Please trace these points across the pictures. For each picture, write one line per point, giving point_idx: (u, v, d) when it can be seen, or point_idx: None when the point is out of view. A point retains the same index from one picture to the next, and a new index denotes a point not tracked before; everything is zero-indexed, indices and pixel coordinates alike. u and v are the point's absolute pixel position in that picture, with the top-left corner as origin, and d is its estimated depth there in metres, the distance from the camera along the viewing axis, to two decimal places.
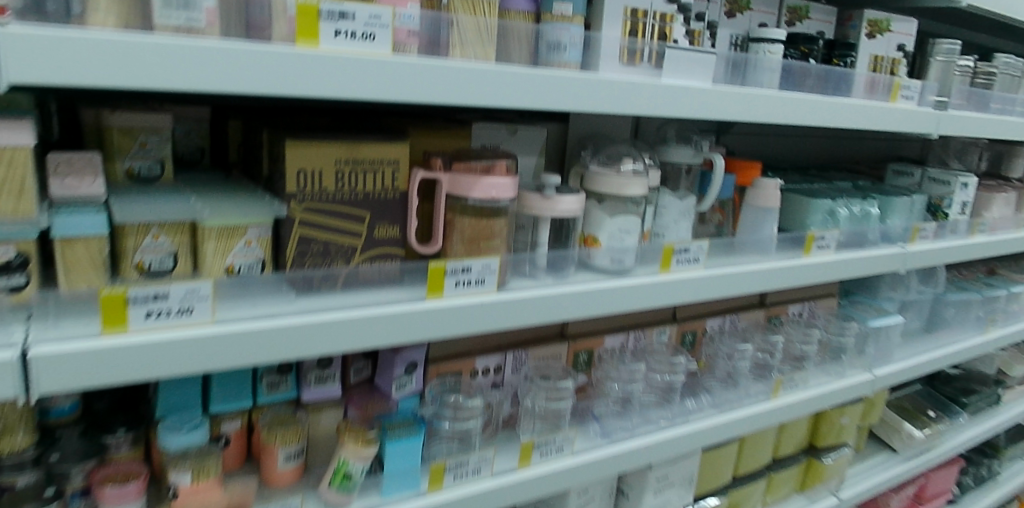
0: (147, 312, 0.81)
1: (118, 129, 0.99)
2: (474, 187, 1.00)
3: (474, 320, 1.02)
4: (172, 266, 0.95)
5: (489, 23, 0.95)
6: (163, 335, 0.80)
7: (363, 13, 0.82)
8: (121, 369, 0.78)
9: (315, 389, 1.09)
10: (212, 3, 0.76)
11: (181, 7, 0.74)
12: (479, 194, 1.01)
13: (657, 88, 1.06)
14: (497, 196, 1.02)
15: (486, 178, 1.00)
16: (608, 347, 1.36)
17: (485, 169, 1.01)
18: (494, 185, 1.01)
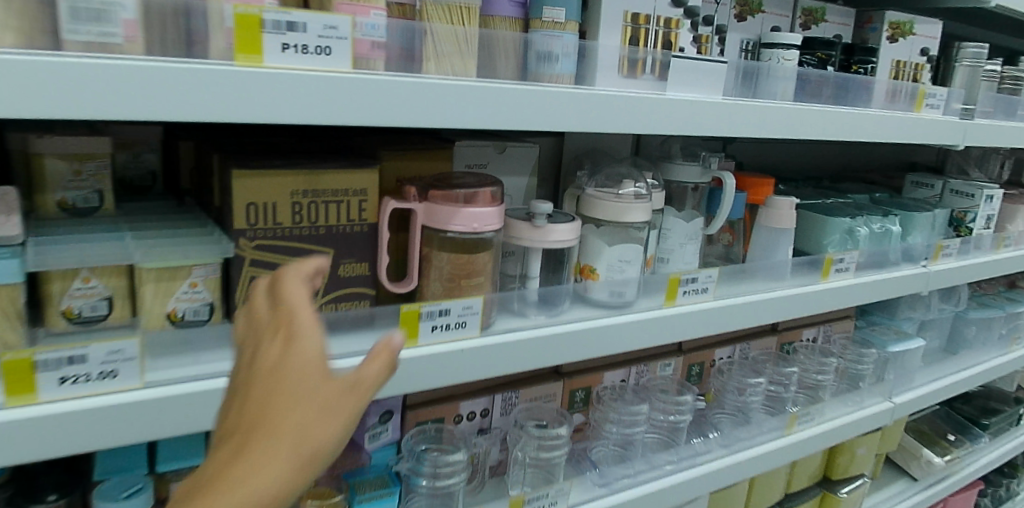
0: (61, 378, 0.69)
1: (50, 156, 0.87)
2: (453, 219, 0.88)
3: (453, 369, 0.90)
4: (107, 312, 0.83)
5: (469, 34, 0.83)
6: (81, 406, 0.70)
7: (316, 23, 0.69)
8: (30, 449, 0.68)
9: None
10: (132, 13, 0.64)
11: (92, 20, 0.62)
12: (458, 226, 0.89)
13: (661, 104, 0.94)
14: (479, 228, 0.90)
15: (465, 208, 0.88)
16: (606, 384, 1.23)
17: (465, 197, 0.89)
18: (475, 216, 0.89)
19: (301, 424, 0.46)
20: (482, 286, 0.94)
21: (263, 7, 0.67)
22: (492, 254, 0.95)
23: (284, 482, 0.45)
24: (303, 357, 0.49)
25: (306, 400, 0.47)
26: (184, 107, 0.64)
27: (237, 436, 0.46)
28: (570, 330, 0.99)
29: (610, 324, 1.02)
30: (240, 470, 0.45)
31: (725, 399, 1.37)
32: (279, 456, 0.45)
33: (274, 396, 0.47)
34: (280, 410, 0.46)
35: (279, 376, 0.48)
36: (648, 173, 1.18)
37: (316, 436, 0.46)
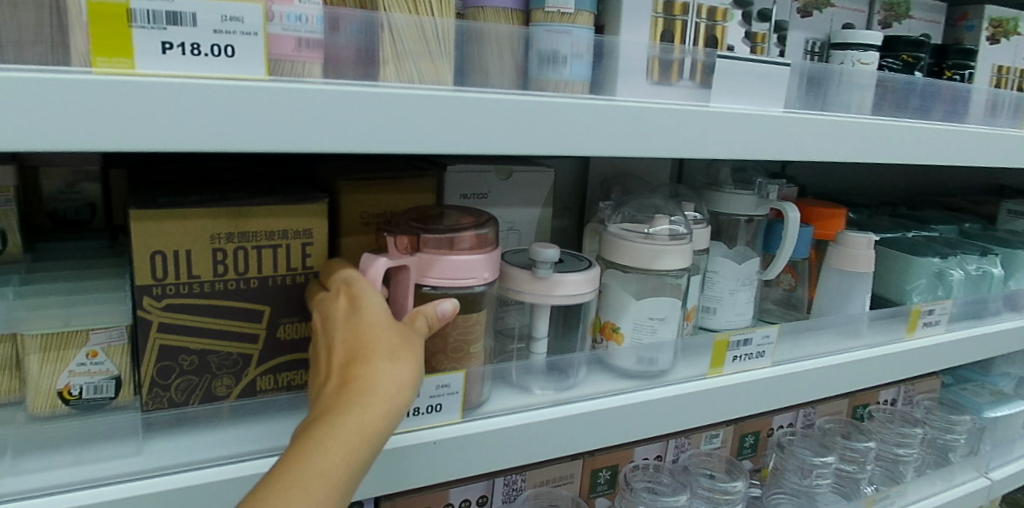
0: None
1: None
2: (456, 272, 0.68)
3: (423, 467, 0.69)
4: None
5: (443, 27, 0.62)
6: None
7: (207, 11, 0.49)
8: None
9: None
10: None
11: None
12: (464, 281, 0.68)
13: (701, 119, 0.71)
14: (486, 277, 0.70)
15: (468, 256, 0.68)
16: (635, 462, 1.01)
17: (461, 241, 0.68)
18: (480, 266, 0.69)
19: (393, 348, 0.55)
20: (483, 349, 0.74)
21: None
22: (491, 307, 0.75)
23: (391, 393, 0.52)
24: (375, 308, 0.58)
25: (386, 333, 0.56)
26: (3, 134, 0.45)
27: (335, 372, 0.54)
28: (582, 409, 0.77)
29: (635, 401, 0.80)
30: (352, 395, 0.51)
31: (785, 478, 1.12)
32: (381, 376, 0.52)
33: (359, 336, 0.55)
34: (367, 344, 0.54)
35: (357, 323, 0.56)
36: (687, 203, 0.95)
37: (404, 358, 0.55)
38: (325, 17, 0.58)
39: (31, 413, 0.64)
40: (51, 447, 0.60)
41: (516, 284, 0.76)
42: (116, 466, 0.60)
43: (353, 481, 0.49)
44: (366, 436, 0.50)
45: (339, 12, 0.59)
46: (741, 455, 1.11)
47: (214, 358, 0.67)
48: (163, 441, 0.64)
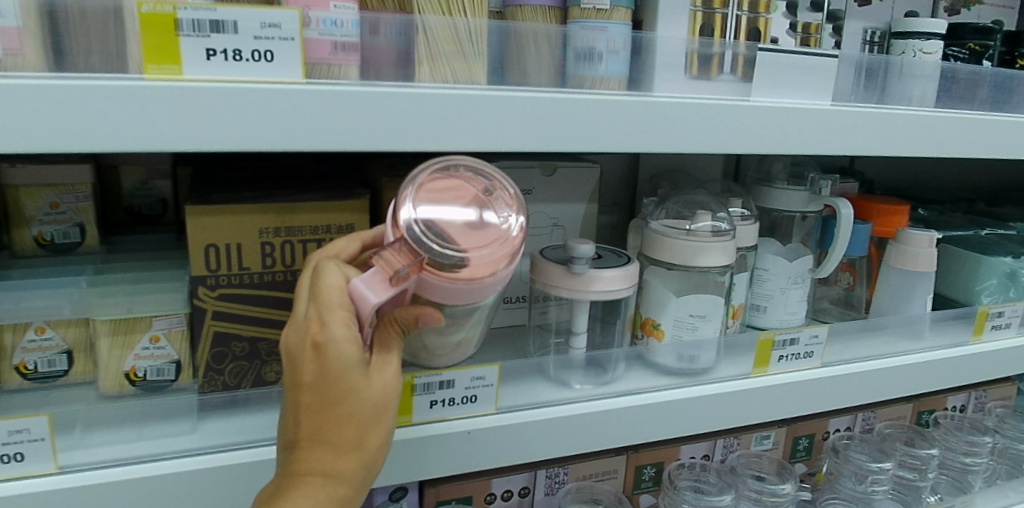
0: None
1: (22, 190, 0.70)
2: (463, 295, 0.57)
3: (454, 455, 0.70)
4: (68, 367, 0.68)
5: (477, 28, 0.63)
6: None
7: (248, 20, 0.52)
8: None
9: None
10: (14, 21, 0.50)
11: None
12: (471, 301, 0.58)
13: (742, 113, 0.70)
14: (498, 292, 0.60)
15: (480, 279, 0.57)
16: (681, 461, 0.99)
17: (474, 264, 0.56)
18: (493, 284, 0.58)
19: (362, 430, 0.54)
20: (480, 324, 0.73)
21: (179, 3, 0.51)
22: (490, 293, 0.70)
23: (357, 479, 0.55)
24: (352, 368, 0.53)
25: (359, 410, 0.54)
26: (73, 137, 0.49)
27: (304, 442, 0.54)
28: (619, 405, 0.77)
29: (673, 398, 0.79)
30: (322, 490, 0.53)
31: (841, 485, 1.09)
32: (348, 467, 0.54)
33: (329, 414, 0.53)
34: (337, 424, 0.53)
35: (329, 391, 0.53)
36: (734, 199, 0.93)
37: (375, 438, 0.55)
38: (365, 21, 0.60)
39: (102, 392, 0.68)
40: (114, 424, 0.65)
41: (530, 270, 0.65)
42: (171, 444, 0.65)
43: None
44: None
45: (378, 16, 0.61)
46: (794, 458, 1.08)
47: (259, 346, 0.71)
48: (216, 421, 0.68)
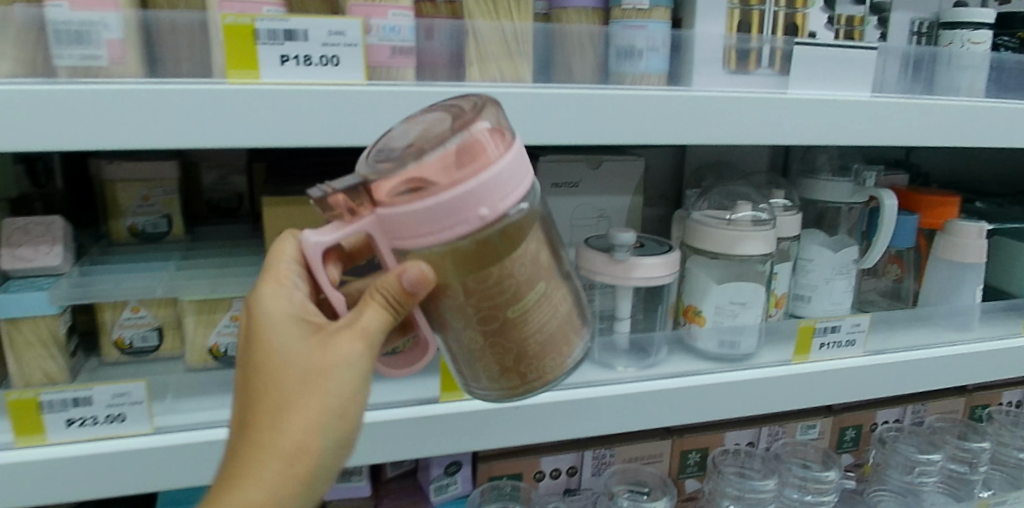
0: (69, 419, 0.59)
1: (118, 185, 0.72)
2: (440, 219, 0.48)
3: (503, 430, 0.74)
4: (160, 343, 0.70)
5: (522, 30, 0.68)
6: (88, 452, 0.58)
7: (317, 28, 0.58)
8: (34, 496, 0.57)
9: (338, 488, 0.81)
10: (119, 33, 0.54)
11: (74, 43, 0.53)
12: (458, 230, 0.48)
13: (781, 105, 0.73)
14: (500, 210, 0.49)
15: (446, 192, 0.48)
16: (726, 446, 0.98)
17: (433, 175, 0.49)
18: (478, 196, 0.48)
19: (287, 400, 0.49)
20: (568, 350, 0.57)
21: (257, 15, 0.56)
22: (550, 281, 0.55)
23: (280, 462, 0.48)
24: (272, 326, 0.51)
25: (279, 374, 0.50)
26: (170, 133, 0.55)
27: (240, 423, 0.50)
28: (662, 386, 0.79)
29: (716, 381, 0.81)
30: (236, 469, 0.47)
31: (888, 475, 1.10)
32: (269, 445, 0.48)
33: (252, 381, 0.50)
34: (259, 394, 0.50)
35: (252, 354, 0.51)
36: (776, 191, 0.95)
37: (300, 403, 0.49)
38: (421, 28, 0.66)
39: (189, 366, 0.70)
40: (202, 391, 0.67)
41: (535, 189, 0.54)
42: None
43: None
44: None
45: (432, 22, 0.66)
46: (841, 448, 1.08)
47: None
48: None
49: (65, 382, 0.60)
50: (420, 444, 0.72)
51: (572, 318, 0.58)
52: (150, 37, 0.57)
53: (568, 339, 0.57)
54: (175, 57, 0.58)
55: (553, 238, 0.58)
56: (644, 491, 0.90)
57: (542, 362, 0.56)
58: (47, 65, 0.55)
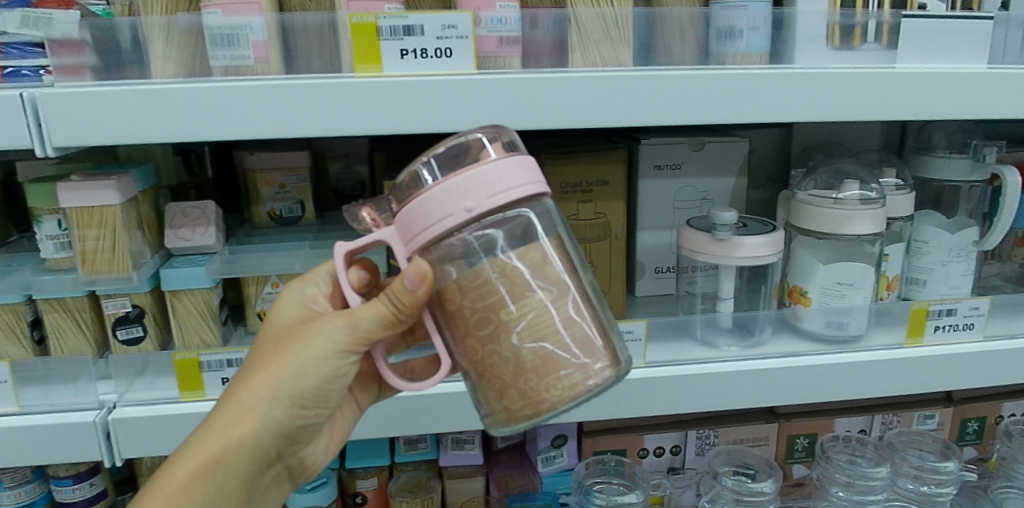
0: (224, 378, 0.65)
1: (259, 173, 0.80)
2: (426, 217, 0.48)
3: (608, 403, 0.76)
4: None
5: (623, 16, 0.70)
6: None
7: (432, 24, 0.62)
8: None
9: (453, 455, 0.88)
10: (262, 35, 0.61)
11: (226, 45, 0.61)
12: (443, 225, 0.47)
13: (889, 79, 0.71)
14: (484, 209, 0.47)
15: (435, 187, 0.47)
16: (836, 433, 0.95)
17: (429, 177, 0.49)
18: (462, 191, 0.47)
19: (263, 359, 0.56)
20: (583, 377, 0.50)
21: (379, 13, 0.61)
22: (556, 291, 0.50)
23: (236, 406, 0.54)
24: (277, 305, 0.59)
25: (268, 341, 0.57)
26: (307, 123, 0.60)
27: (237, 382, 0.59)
28: (766, 365, 0.79)
29: (824, 362, 0.80)
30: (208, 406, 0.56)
31: (1016, 471, 1.01)
32: (234, 393, 0.55)
33: (251, 347, 0.59)
34: (249, 355, 0.58)
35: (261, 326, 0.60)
36: (887, 170, 0.93)
37: (270, 360, 0.55)
38: (526, 18, 0.70)
39: None
40: None
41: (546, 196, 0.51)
42: None
43: (223, 488, 0.55)
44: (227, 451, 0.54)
45: (537, 12, 0.70)
46: (963, 441, 1.02)
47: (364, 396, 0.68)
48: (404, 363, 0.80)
49: (219, 347, 0.67)
50: None
51: (595, 348, 0.51)
52: (286, 37, 0.63)
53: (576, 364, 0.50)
54: (309, 54, 0.64)
55: (578, 268, 0.54)
56: (749, 474, 0.90)
57: (540, 380, 0.50)
58: (202, 65, 0.63)
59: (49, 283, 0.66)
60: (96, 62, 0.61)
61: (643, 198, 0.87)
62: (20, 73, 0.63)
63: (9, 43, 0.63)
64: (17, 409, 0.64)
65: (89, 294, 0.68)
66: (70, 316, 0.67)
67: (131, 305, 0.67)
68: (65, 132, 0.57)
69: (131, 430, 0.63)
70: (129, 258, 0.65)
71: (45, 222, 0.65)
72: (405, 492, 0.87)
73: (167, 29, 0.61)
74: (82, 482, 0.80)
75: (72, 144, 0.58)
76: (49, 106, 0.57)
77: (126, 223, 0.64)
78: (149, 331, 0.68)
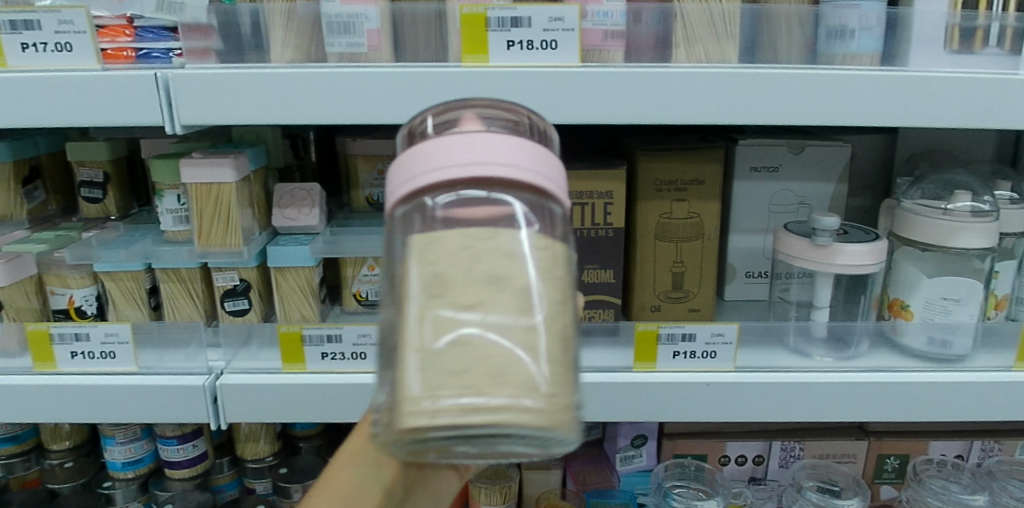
0: (323, 353, 0.68)
1: (360, 159, 0.83)
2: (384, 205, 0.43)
3: (693, 405, 0.75)
4: None
5: (730, 11, 0.69)
6: (334, 380, 0.66)
7: (540, 16, 0.63)
8: (288, 417, 0.67)
9: None
10: (377, 23, 0.63)
11: (342, 33, 0.63)
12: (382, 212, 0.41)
13: (1014, 85, 0.67)
14: (404, 187, 0.39)
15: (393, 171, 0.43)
16: (930, 456, 0.90)
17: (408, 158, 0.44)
18: (394, 177, 0.40)
19: None
20: (444, 410, 0.31)
21: (489, 4, 0.62)
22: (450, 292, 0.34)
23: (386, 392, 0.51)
24: None
25: None
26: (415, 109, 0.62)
27: None
28: (863, 378, 0.76)
29: (924, 380, 0.76)
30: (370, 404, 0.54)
31: None
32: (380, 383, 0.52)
33: None
34: None
35: None
36: (1002, 182, 0.88)
37: None
38: (630, 12, 0.69)
39: None
40: None
41: (490, 174, 0.37)
42: None
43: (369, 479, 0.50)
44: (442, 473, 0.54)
45: (642, 5, 0.69)
46: None
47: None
48: None
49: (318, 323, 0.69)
50: (611, 410, 0.74)
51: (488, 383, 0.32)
52: (397, 26, 0.65)
53: (456, 400, 0.31)
54: (418, 43, 0.66)
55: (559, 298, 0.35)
56: (835, 490, 0.86)
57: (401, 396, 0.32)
58: (317, 51, 0.65)
59: (168, 253, 0.70)
60: (222, 47, 0.64)
61: (738, 200, 0.85)
62: (152, 55, 0.67)
63: (145, 27, 0.69)
64: (136, 370, 0.68)
65: (201, 266, 0.72)
66: (183, 285, 0.72)
67: (239, 279, 0.71)
68: (191, 111, 0.61)
69: (235, 396, 0.66)
70: (241, 235, 0.68)
71: (166, 196, 0.70)
72: (482, 477, 0.88)
73: (287, 16, 0.64)
74: (186, 444, 0.87)
75: (196, 123, 0.61)
76: (178, 86, 0.60)
77: (240, 201, 0.68)
78: (254, 304, 0.72)
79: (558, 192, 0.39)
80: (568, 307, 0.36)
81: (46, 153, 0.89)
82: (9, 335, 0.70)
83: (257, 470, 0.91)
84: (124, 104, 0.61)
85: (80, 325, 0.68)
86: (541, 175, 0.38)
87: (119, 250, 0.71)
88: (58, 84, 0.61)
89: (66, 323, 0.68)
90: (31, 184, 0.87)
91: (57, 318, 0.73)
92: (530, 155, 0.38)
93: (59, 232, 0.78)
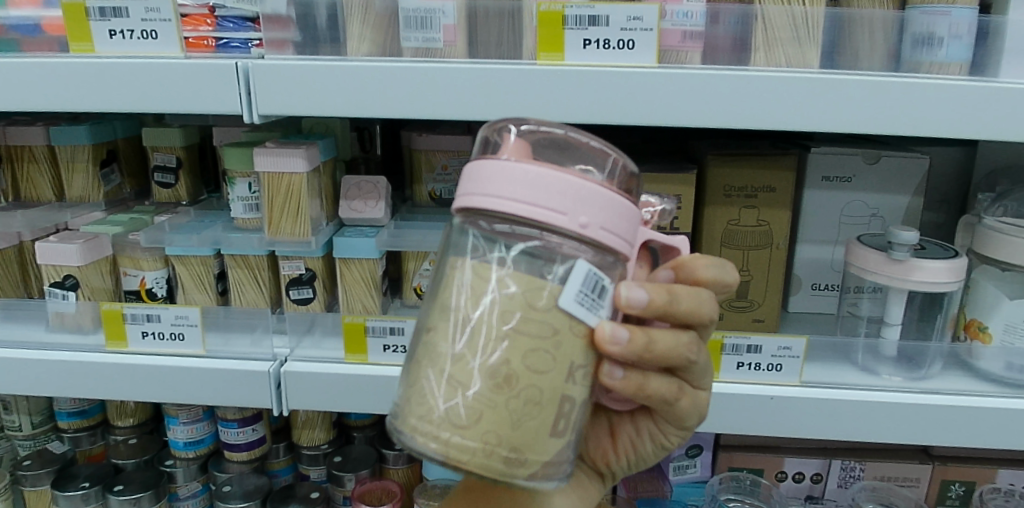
0: (385, 345, 0.68)
1: (423, 154, 0.83)
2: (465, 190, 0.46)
3: (755, 418, 0.73)
4: None
5: (814, 15, 0.67)
6: (394, 372, 0.66)
7: (618, 14, 0.62)
8: (348, 407, 0.67)
9: None
10: (453, 19, 0.63)
11: (418, 28, 0.63)
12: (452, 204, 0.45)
13: None
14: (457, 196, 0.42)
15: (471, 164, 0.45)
16: (999, 486, 0.86)
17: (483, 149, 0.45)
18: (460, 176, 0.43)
19: None
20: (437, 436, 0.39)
21: (567, 1, 0.62)
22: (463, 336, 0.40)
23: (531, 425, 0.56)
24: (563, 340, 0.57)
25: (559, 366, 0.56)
26: (487, 106, 0.61)
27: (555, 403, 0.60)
28: (935, 400, 0.73)
29: (1001, 406, 0.72)
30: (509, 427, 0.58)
31: None
32: None
33: None
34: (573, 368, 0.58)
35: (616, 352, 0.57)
36: None
37: None
38: (708, 13, 0.67)
39: None
40: None
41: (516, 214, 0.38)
42: None
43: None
44: (586, 452, 0.62)
45: (721, 7, 0.67)
46: None
47: (689, 396, 0.53)
48: None
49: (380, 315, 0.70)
50: None
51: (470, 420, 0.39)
52: (472, 23, 0.65)
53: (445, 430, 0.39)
54: (492, 40, 0.66)
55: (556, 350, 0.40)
56: None
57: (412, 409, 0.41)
58: (391, 45, 0.65)
59: (237, 240, 0.72)
60: (300, 39, 0.65)
61: (807, 210, 0.83)
62: (231, 45, 0.69)
63: (225, 16, 0.70)
64: (203, 353, 0.70)
65: (269, 255, 0.74)
66: (250, 273, 0.74)
67: (304, 268, 0.73)
68: (267, 100, 0.62)
69: (298, 383, 0.67)
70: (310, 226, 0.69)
71: (238, 184, 0.71)
72: None
73: (364, 10, 0.64)
74: (246, 427, 0.89)
75: (272, 113, 0.62)
76: (257, 75, 0.61)
77: (310, 192, 0.68)
78: (318, 294, 0.74)
79: (587, 224, 0.38)
80: (565, 359, 0.40)
81: (123, 138, 0.92)
82: (83, 314, 0.73)
83: (311, 457, 0.92)
84: (204, 91, 0.62)
85: (151, 307, 0.69)
86: (562, 211, 0.38)
87: (190, 236, 0.72)
88: (143, 70, 0.62)
89: (138, 304, 0.70)
90: (107, 167, 0.90)
91: (129, 299, 0.76)
92: (564, 193, 0.38)
93: (132, 215, 0.81)
